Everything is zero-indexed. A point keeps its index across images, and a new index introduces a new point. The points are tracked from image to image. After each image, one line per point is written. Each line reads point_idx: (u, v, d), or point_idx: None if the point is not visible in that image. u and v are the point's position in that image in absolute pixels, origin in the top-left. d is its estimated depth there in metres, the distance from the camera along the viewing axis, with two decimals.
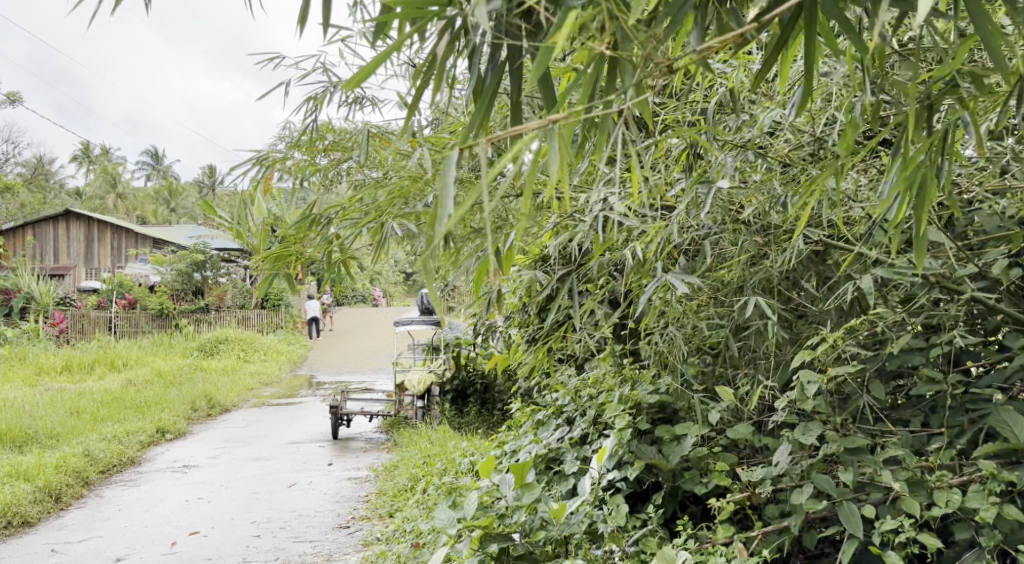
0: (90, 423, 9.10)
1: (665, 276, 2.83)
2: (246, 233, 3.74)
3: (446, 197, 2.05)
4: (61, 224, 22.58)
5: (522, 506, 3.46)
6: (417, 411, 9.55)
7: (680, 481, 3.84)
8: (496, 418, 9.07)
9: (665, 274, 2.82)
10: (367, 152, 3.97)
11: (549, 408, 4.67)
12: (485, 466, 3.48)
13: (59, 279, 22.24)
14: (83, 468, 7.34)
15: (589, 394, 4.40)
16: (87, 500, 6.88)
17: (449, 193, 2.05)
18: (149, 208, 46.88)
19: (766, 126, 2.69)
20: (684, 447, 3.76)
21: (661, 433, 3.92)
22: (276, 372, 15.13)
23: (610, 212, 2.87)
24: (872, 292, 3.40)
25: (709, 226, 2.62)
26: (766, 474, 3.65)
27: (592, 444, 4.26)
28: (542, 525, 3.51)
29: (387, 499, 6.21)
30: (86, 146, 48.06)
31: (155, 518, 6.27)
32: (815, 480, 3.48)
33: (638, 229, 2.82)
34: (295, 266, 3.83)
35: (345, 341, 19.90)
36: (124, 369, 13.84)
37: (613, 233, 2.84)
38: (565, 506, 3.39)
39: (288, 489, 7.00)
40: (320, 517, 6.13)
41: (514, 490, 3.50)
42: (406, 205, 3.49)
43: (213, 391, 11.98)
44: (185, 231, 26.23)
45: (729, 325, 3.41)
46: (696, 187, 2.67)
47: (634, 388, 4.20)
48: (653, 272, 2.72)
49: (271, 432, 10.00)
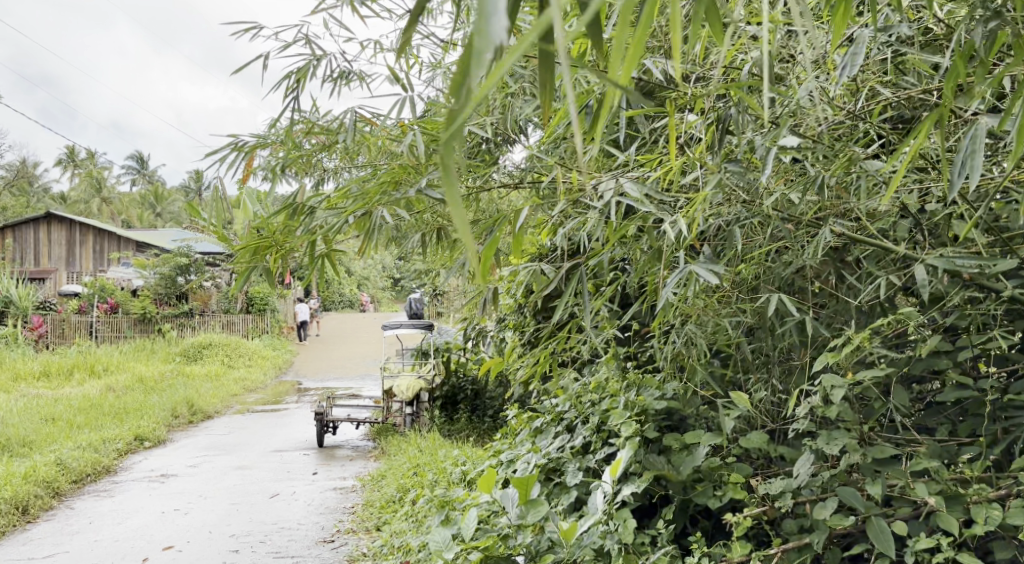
0: (65, 430, 8.77)
1: (689, 266, 2.52)
2: (229, 236, 3.53)
3: (492, 22, 1.49)
4: (42, 227, 22.16)
5: (526, 526, 3.26)
6: (406, 418, 9.25)
7: (692, 495, 3.55)
8: (488, 425, 8.75)
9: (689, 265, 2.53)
10: (352, 137, 3.68)
11: (548, 414, 4.36)
12: (487, 481, 3.17)
13: (39, 283, 21.83)
14: (53, 478, 7.02)
15: (591, 400, 4.11)
16: (57, 512, 6.55)
17: (496, 16, 1.48)
18: (134, 212, 46.31)
19: (806, 97, 2.37)
20: (695, 458, 3.52)
21: (669, 441, 3.68)
22: (260, 378, 14.76)
23: (623, 196, 2.59)
24: (923, 285, 3.07)
25: (745, 205, 2.29)
26: (784, 487, 3.37)
27: (595, 453, 3.93)
28: (549, 546, 3.35)
29: (375, 510, 5.90)
30: (70, 149, 47.54)
31: (128, 532, 5.93)
32: (839, 492, 3.20)
33: (657, 215, 2.55)
34: (275, 259, 3.54)
35: (332, 347, 19.50)
36: (104, 374, 13.48)
37: (627, 222, 2.56)
38: (577, 528, 3.10)
39: (270, 499, 6.68)
40: (302, 530, 5.81)
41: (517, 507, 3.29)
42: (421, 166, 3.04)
43: (195, 397, 11.62)
44: (169, 235, 25.75)
45: (750, 323, 3.13)
46: (722, 167, 2.36)
47: (640, 393, 3.92)
48: (676, 263, 2.44)
49: (255, 439, 9.68)
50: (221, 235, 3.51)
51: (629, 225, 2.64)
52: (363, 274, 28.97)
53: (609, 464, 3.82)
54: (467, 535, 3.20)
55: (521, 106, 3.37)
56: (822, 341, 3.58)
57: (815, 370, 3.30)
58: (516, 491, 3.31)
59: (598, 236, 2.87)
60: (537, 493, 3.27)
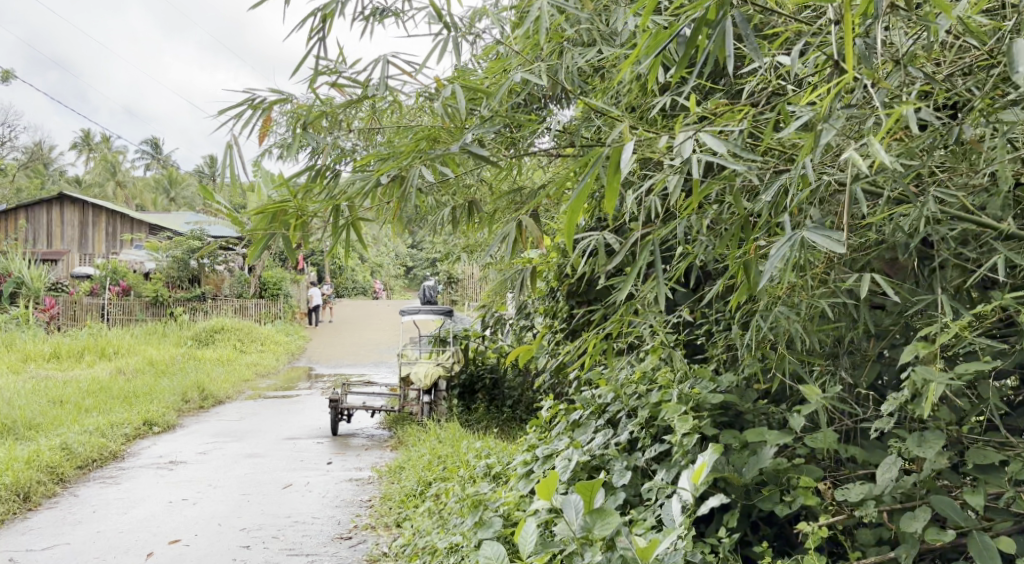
0: (72, 414, 8.44)
1: (798, 234, 2.04)
2: (241, 219, 3.21)
3: None
4: (55, 208, 21.82)
5: (592, 538, 2.72)
6: (422, 406, 8.77)
7: (756, 500, 3.18)
8: (507, 415, 8.24)
9: (798, 232, 2.02)
10: (383, 90, 3.29)
11: (587, 406, 3.97)
12: (543, 486, 2.63)
13: (51, 265, 21.49)
14: (57, 463, 6.68)
15: (637, 391, 3.72)
16: (60, 499, 6.21)
17: None
18: (148, 196, 45.99)
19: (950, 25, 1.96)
20: (761, 458, 3.15)
21: (728, 438, 3.30)
22: (273, 364, 14.41)
23: (703, 153, 2.22)
24: None
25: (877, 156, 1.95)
26: (865, 494, 2.98)
27: (643, 451, 3.56)
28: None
29: (394, 505, 5.53)
30: (83, 131, 47.26)
31: (132, 523, 5.59)
32: (932, 502, 2.83)
33: (747, 173, 2.18)
34: (294, 228, 3.20)
35: (344, 333, 19.13)
36: (115, 357, 13.14)
37: (710, 180, 2.18)
38: (656, 542, 2.55)
39: (283, 490, 6.35)
40: (317, 525, 5.46)
41: (583, 516, 2.75)
42: (461, 147, 2.84)
43: (206, 382, 11.26)
44: (182, 219, 25.36)
45: (836, 306, 2.75)
46: (835, 108, 1.98)
47: (693, 385, 3.53)
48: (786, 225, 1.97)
49: (267, 426, 9.33)
50: (232, 216, 3.18)
51: (711, 186, 2.28)
52: (377, 262, 28.63)
53: (661, 463, 3.45)
54: (527, 550, 2.63)
55: (575, 56, 2.99)
56: (904, 329, 3.20)
57: (903, 362, 2.91)
58: (579, 496, 2.78)
59: (672, 205, 2.50)
60: (600, 496, 2.76)
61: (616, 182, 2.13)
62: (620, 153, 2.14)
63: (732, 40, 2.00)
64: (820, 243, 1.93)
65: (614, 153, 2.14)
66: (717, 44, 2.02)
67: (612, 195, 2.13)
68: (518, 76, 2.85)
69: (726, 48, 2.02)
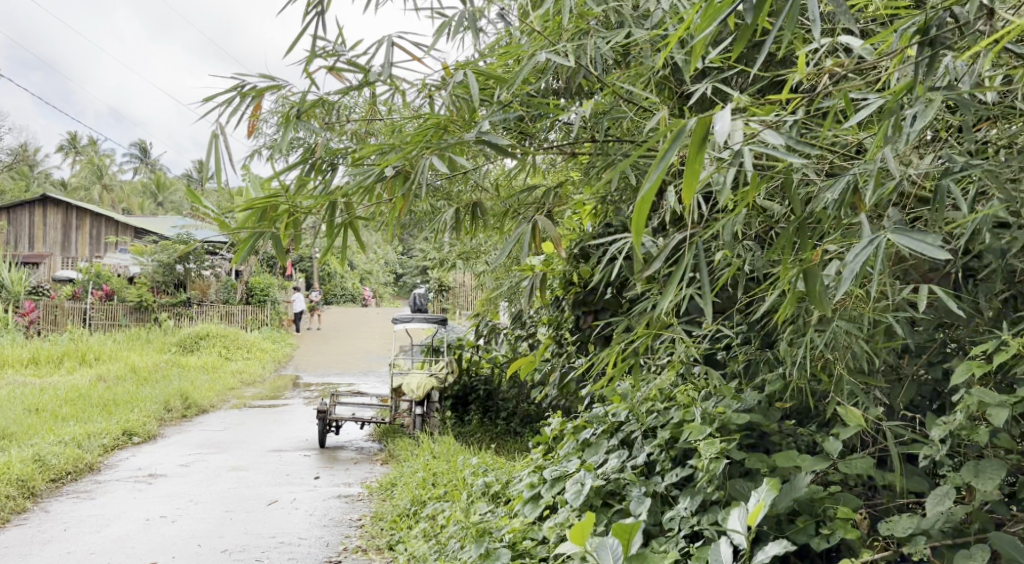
0: (48, 423, 8.08)
1: (882, 236, 1.81)
2: (230, 224, 2.92)
3: None
4: (37, 210, 21.41)
5: None
6: (414, 419, 8.22)
7: (789, 532, 2.89)
8: (501, 428, 7.96)
9: (881, 233, 1.80)
10: (387, 75, 3.02)
11: (598, 424, 3.67)
12: (575, 531, 2.36)
13: (33, 268, 21.03)
14: (28, 477, 6.34)
15: (653, 409, 3.44)
16: (30, 516, 5.87)
17: None
18: (135, 200, 45.41)
19: None
20: (796, 486, 2.86)
21: (755, 462, 3.02)
22: (259, 372, 14.03)
23: (760, 146, 1.95)
24: None
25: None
26: (914, 527, 2.71)
27: (662, 476, 3.27)
28: None
29: (386, 526, 5.23)
30: (69, 134, 46.71)
31: (105, 543, 5.25)
32: (989, 538, 2.57)
33: (808, 167, 1.92)
34: (284, 228, 2.93)
35: (333, 340, 18.77)
36: (95, 363, 12.75)
37: (767, 175, 1.91)
38: None
39: (268, 507, 6.03)
40: (304, 547, 5.14)
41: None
42: (470, 137, 2.57)
43: (189, 390, 10.89)
44: (168, 224, 24.94)
45: (887, 319, 2.51)
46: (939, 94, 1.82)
47: (716, 403, 3.24)
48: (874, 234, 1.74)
49: (252, 437, 8.99)
50: (218, 220, 2.89)
51: (764, 183, 2.03)
52: (366, 268, 28.36)
53: (682, 490, 3.16)
54: None
55: (600, 40, 2.73)
56: (945, 345, 2.95)
57: (955, 383, 2.63)
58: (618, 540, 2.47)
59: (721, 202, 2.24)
60: (638, 542, 2.48)
61: (697, 162, 1.75)
62: (709, 123, 1.75)
63: (816, 1, 1.76)
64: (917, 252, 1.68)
65: (700, 122, 1.75)
66: (798, 6, 1.77)
67: (691, 180, 1.75)
68: (541, 54, 2.59)
69: (810, 8, 1.76)
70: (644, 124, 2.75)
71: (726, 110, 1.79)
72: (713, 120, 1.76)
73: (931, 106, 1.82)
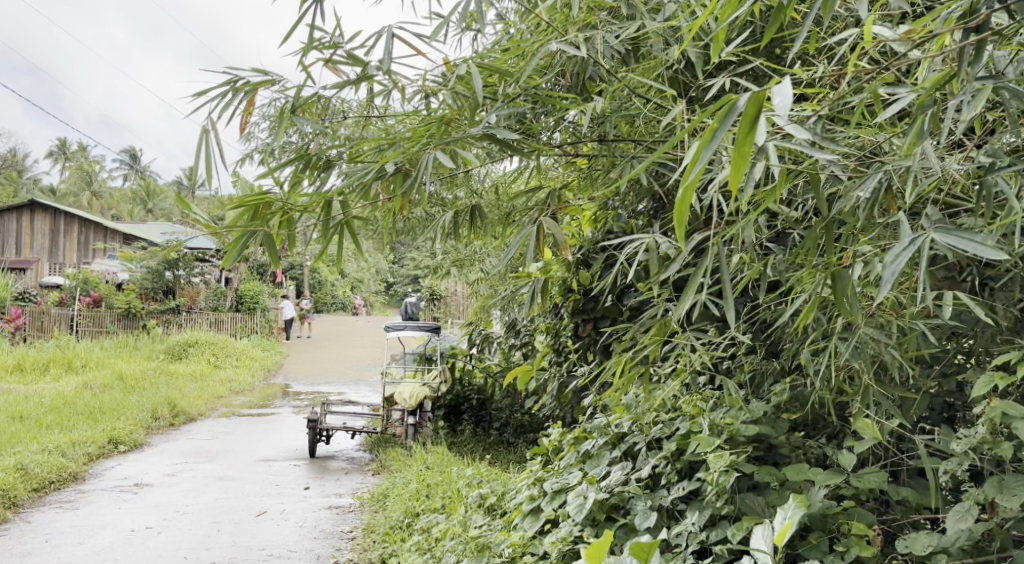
0: (32, 431, 7.91)
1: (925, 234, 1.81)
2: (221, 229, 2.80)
3: None
4: (25, 216, 21.19)
5: None
6: (407, 429, 8.08)
7: (802, 550, 2.77)
8: (494, 438, 7.84)
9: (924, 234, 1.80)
10: (386, 71, 2.92)
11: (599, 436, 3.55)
12: (592, 549, 2.23)
13: (20, 274, 20.80)
14: (11, 486, 6.17)
15: (657, 421, 3.33)
16: (11, 526, 5.71)
17: None
18: (125, 208, 45.09)
19: None
20: (810, 500, 2.75)
21: (766, 476, 2.91)
22: (249, 380, 13.86)
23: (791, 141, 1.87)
24: None
25: None
26: (933, 546, 2.59)
27: (668, 489, 3.15)
28: None
29: (378, 539, 5.08)
30: (59, 141, 46.43)
31: (89, 554, 5.11)
32: None
33: (839, 163, 1.84)
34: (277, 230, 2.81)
35: (323, 348, 18.59)
36: (82, 370, 12.57)
37: (801, 170, 1.83)
38: None
39: (257, 518, 5.89)
40: (294, 560, 4.99)
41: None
42: (474, 133, 2.47)
43: (177, 398, 10.72)
44: (157, 231, 24.72)
45: (907, 325, 2.43)
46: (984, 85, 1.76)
47: (723, 415, 3.13)
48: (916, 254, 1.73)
49: (241, 447, 8.84)
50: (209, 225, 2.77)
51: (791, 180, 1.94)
52: (357, 277, 28.15)
53: (689, 505, 3.04)
54: None
55: (609, 34, 2.67)
56: (960, 355, 2.85)
57: (976, 396, 2.53)
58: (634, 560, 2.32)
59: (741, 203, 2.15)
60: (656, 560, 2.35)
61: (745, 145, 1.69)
62: (763, 100, 1.67)
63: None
64: (953, 246, 1.77)
65: (753, 101, 1.67)
66: None
67: (740, 165, 1.70)
68: (553, 44, 2.54)
69: None
70: (660, 118, 2.69)
71: (786, 81, 1.69)
72: (769, 96, 1.67)
73: (980, 91, 1.81)
